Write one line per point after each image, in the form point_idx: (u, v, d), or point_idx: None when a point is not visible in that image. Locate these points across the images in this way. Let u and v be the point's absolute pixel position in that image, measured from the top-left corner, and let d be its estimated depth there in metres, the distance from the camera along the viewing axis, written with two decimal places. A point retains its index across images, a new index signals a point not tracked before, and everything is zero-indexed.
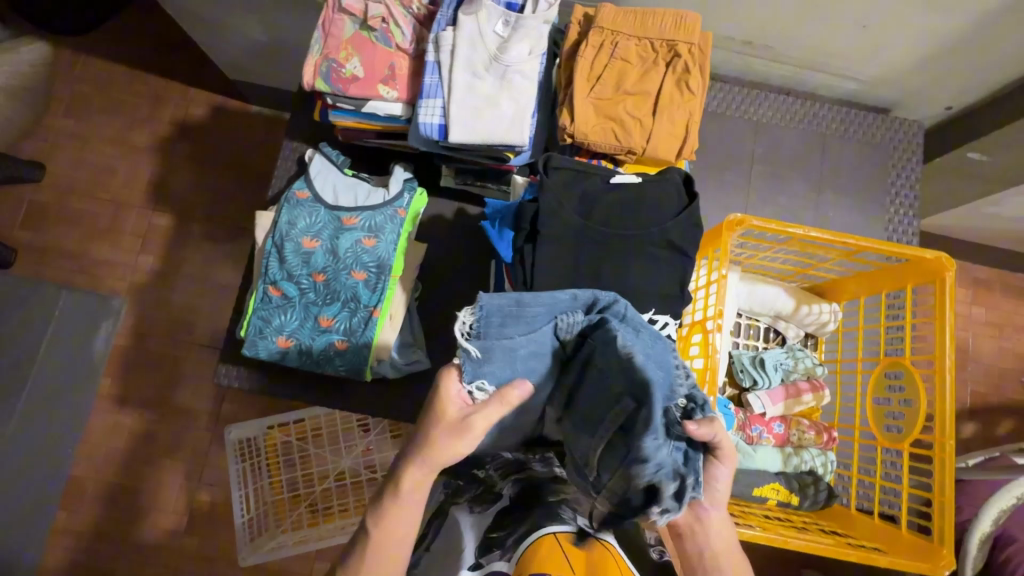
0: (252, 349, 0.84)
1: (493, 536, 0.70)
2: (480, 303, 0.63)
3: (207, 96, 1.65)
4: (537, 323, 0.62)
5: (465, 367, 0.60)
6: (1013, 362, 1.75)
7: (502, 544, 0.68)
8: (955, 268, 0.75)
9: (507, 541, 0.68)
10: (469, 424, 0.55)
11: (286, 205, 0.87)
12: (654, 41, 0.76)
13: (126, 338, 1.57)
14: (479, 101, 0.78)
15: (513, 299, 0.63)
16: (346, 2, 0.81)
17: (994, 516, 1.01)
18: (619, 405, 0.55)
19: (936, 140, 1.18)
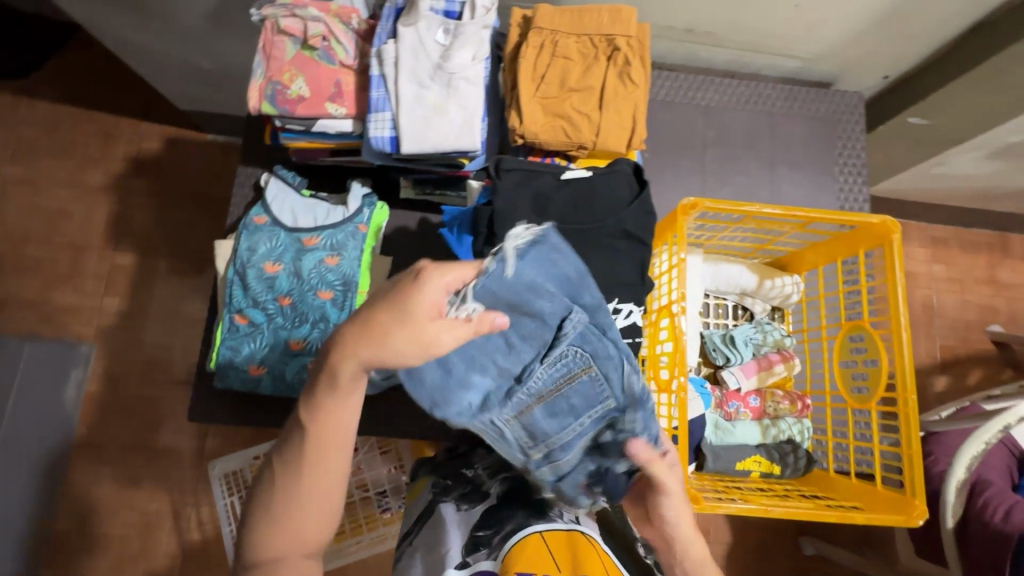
0: (224, 381, 0.83)
1: (478, 535, 0.71)
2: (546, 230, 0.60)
3: (159, 128, 1.62)
4: (557, 286, 0.63)
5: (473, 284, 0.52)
6: (975, 313, 1.82)
7: (488, 543, 0.70)
8: (900, 230, 0.77)
9: (493, 540, 0.70)
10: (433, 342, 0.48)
11: (245, 231, 0.86)
12: (593, 38, 0.78)
13: (98, 384, 1.53)
14: (428, 110, 0.78)
15: (563, 249, 0.62)
16: (284, 23, 0.80)
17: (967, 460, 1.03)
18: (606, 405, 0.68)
19: (879, 108, 1.23)
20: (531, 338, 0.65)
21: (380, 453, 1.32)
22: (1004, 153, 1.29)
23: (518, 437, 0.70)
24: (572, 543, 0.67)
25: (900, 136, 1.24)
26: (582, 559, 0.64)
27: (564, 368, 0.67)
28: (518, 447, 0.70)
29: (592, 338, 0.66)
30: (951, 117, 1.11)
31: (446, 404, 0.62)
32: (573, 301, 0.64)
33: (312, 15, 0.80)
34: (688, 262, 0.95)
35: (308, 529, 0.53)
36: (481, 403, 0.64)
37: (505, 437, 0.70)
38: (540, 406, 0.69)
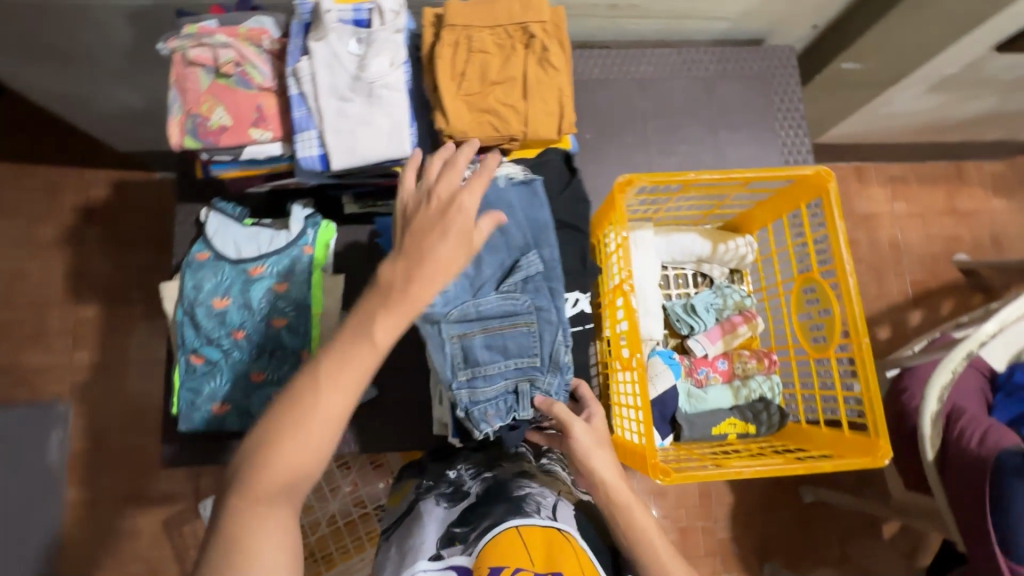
0: (189, 423, 0.82)
1: (455, 530, 0.74)
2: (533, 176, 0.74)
3: (106, 174, 1.58)
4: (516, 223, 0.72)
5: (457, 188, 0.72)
6: (941, 245, 1.85)
7: (464, 538, 0.71)
8: (835, 178, 0.78)
9: (470, 536, 0.71)
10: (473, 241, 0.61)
11: (189, 269, 0.84)
12: (507, 28, 0.77)
13: (82, 440, 1.51)
14: (353, 123, 0.77)
15: (535, 193, 0.73)
16: (192, 53, 0.78)
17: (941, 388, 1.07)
18: (535, 354, 0.69)
19: (815, 58, 1.23)
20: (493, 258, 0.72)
21: (373, 468, 1.33)
22: (943, 85, 1.30)
23: (453, 356, 0.67)
24: (548, 538, 0.67)
25: (838, 82, 1.25)
26: (557, 552, 0.65)
27: (512, 302, 0.69)
28: (450, 366, 0.68)
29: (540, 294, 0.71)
30: (882, 58, 1.12)
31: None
32: (537, 245, 0.73)
33: (221, 42, 0.78)
34: (640, 238, 0.96)
35: (316, 458, 0.55)
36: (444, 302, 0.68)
37: (440, 353, 0.68)
38: (481, 335, 0.68)
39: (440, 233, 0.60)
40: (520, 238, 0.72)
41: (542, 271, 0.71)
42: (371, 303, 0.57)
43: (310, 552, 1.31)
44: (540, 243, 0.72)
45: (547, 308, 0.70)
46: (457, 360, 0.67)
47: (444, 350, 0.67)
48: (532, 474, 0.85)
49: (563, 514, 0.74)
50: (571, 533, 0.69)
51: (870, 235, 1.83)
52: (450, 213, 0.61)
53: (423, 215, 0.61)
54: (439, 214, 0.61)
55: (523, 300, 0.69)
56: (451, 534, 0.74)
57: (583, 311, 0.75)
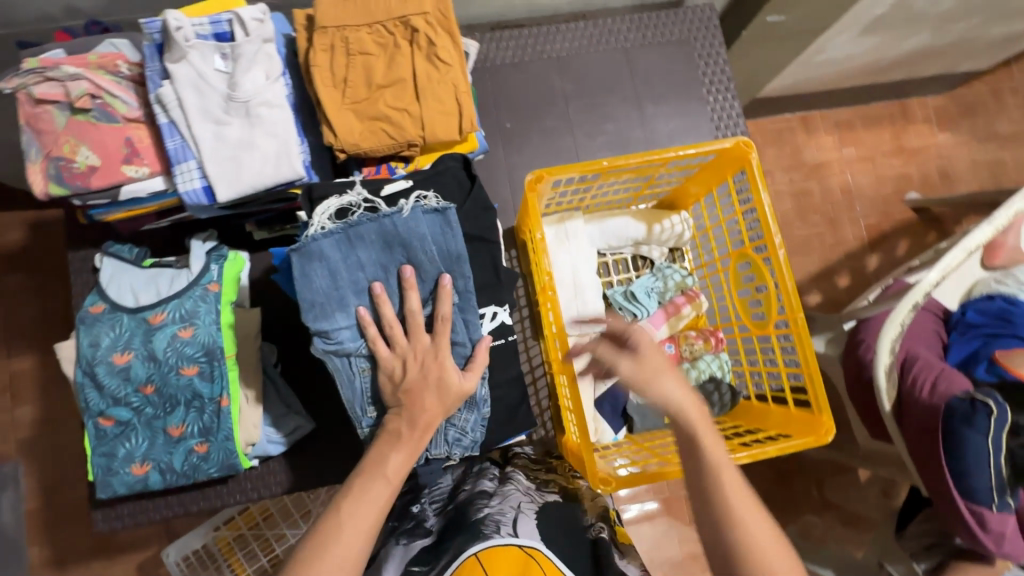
0: (108, 489, 0.77)
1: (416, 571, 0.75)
2: (448, 206, 0.62)
3: (16, 216, 1.46)
4: (429, 262, 0.62)
5: (368, 227, 0.61)
6: (891, 186, 1.84)
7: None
8: (755, 149, 0.75)
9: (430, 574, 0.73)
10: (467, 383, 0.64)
11: (83, 326, 0.77)
12: (386, 24, 0.71)
13: (37, 499, 1.44)
14: (234, 148, 0.70)
15: (450, 228, 0.63)
16: (37, 90, 0.69)
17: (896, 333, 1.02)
18: None
19: (740, 11, 1.18)
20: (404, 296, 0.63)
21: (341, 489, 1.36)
22: (874, 27, 1.27)
23: (364, 390, 0.65)
24: (511, 560, 0.70)
25: (766, 36, 1.19)
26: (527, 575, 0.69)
27: None
28: (360, 402, 0.65)
29: (457, 327, 0.65)
30: (806, 7, 1.07)
31: (321, 314, 0.60)
32: (451, 275, 0.63)
33: (69, 73, 0.70)
34: (570, 230, 0.91)
35: None
36: (351, 338, 0.62)
37: (349, 387, 0.65)
38: None
39: (430, 395, 0.62)
40: (432, 270, 0.63)
41: (458, 305, 0.65)
42: (381, 446, 0.61)
43: None
44: (457, 283, 0.64)
45: (463, 342, 0.66)
46: (369, 396, 0.65)
47: (354, 384, 0.65)
48: (491, 490, 0.85)
49: (525, 527, 0.75)
50: (532, 545, 0.73)
51: (822, 185, 1.82)
52: (435, 373, 0.62)
53: (410, 379, 0.62)
54: (423, 374, 0.62)
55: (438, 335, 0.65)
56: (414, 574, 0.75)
57: (503, 323, 0.72)
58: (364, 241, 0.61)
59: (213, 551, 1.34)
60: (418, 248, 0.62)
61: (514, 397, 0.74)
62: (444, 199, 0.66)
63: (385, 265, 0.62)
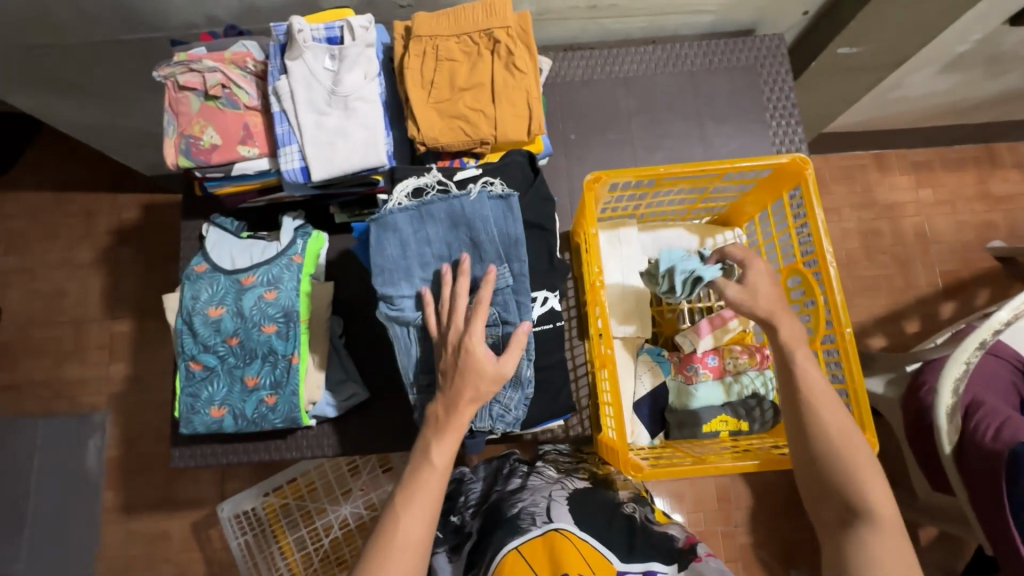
0: (190, 426, 0.88)
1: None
2: (511, 192, 0.68)
3: (136, 197, 1.69)
4: (491, 242, 0.67)
5: (439, 206, 0.67)
6: (972, 233, 1.74)
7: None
8: (812, 165, 0.76)
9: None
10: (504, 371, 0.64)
11: (188, 282, 0.89)
12: (472, 35, 0.80)
13: (117, 448, 1.60)
14: (331, 136, 0.80)
15: (512, 213, 0.67)
16: (182, 79, 0.83)
17: (958, 374, 0.97)
18: None
19: (811, 44, 1.20)
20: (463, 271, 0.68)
21: (382, 471, 1.45)
22: (956, 65, 1.24)
23: (419, 358, 0.70)
24: (548, 545, 0.76)
25: (838, 68, 1.20)
26: (563, 554, 0.74)
27: None
28: (414, 367, 0.70)
29: (509, 307, 0.68)
30: (879, 41, 1.07)
31: (389, 280, 0.66)
32: (509, 258, 0.67)
33: (208, 67, 0.83)
34: (623, 236, 0.95)
35: None
36: (413, 304, 0.67)
37: (406, 353, 0.70)
38: None
39: (468, 379, 0.62)
40: (492, 252, 0.67)
41: (511, 285, 0.68)
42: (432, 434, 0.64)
43: (325, 553, 1.41)
44: (513, 263, 0.67)
45: (513, 321, 0.68)
46: (423, 364, 0.70)
47: (410, 351, 0.69)
48: (522, 486, 0.90)
49: (558, 511, 0.81)
50: (567, 528, 0.78)
51: (893, 225, 1.75)
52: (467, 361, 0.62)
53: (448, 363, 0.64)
54: (456, 365, 0.63)
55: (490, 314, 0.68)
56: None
57: (554, 310, 0.75)
58: (434, 219, 0.67)
59: (261, 517, 1.44)
60: (481, 229, 0.67)
61: (554, 382, 0.78)
62: (509, 187, 0.71)
63: (450, 242, 0.68)
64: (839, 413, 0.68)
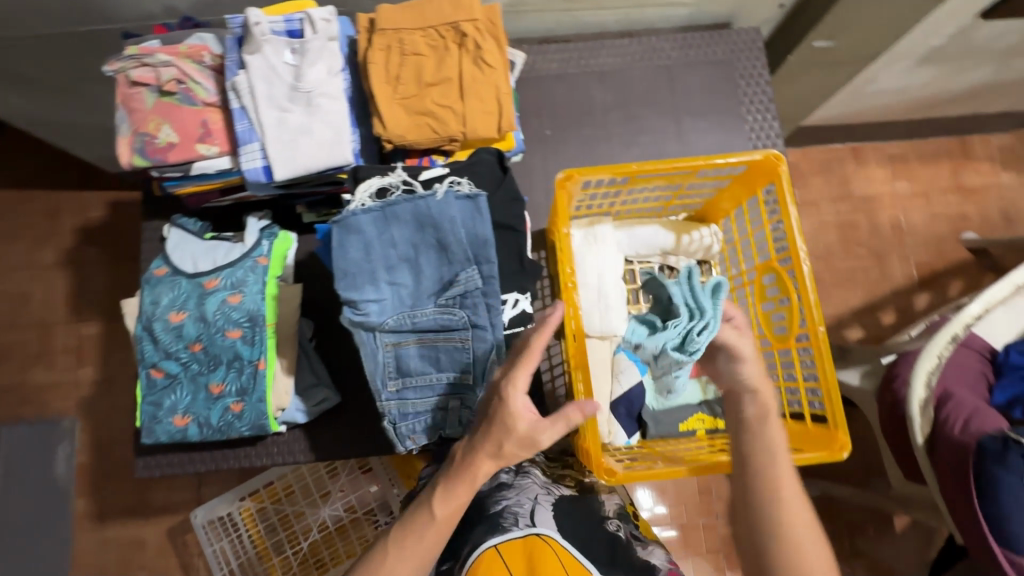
0: (153, 435, 0.85)
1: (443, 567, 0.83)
2: (479, 191, 0.65)
3: (101, 195, 1.63)
4: (459, 244, 0.64)
5: (403, 206, 0.64)
6: (946, 224, 1.77)
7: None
8: (785, 161, 0.76)
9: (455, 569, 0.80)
10: (536, 440, 0.61)
11: (147, 285, 0.86)
12: (439, 28, 0.77)
13: (87, 454, 1.55)
14: (293, 133, 0.77)
15: (481, 214, 0.65)
16: (135, 74, 0.79)
17: (929, 368, 0.99)
18: (465, 375, 0.68)
19: (787, 37, 1.19)
20: (431, 274, 0.66)
21: (361, 473, 1.42)
22: (931, 58, 1.24)
23: (386, 365, 0.67)
24: (528, 549, 0.76)
25: (815, 62, 1.19)
26: (543, 562, 0.75)
27: (446, 323, 0.66)
28: (381, 374, 0.68)
29: (478, 310, 0.66)
30: (855, 34, 1.06)
31: (353, 284, 0.64)
32: (478, 260, 0.65)
33: (162, 61, 0.79)
34: (598, 234, 0.94)
35: None
36: (377, 308, 0.65)
37: (373, 360, 0.67)
38: (417, 343, 0.67)
39: (495, 429, 0.61)
40: (460, 254, 0.65)
41: (481, 287, 0.65)
42: (449, 479, 0.63)
43: (304, 556, 1.40)
44: (483, 266, 0.65)
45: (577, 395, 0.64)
46: (390, 369, 0.68)
47: (377, 357, 0.67)
48: (508, 482, 0.87)
49: (542, 516, 0.81)
50: (549, 534, 0.78)
51: (870, 217, 1.76)
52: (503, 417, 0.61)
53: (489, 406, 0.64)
54: (491, 411, 0.63)
55: (460, 317, 0.66)
56: (440, 570, 0.83)
57: (525, 311, 0.73)
58: (400, 220, 0.64)
59: (236, 521, 1.40)
60: (449, 232, 0.64)
61: None
62: (476, 186, 0.69)
63: (416, 244, 0.65)
64: (802, 514, 0.61)
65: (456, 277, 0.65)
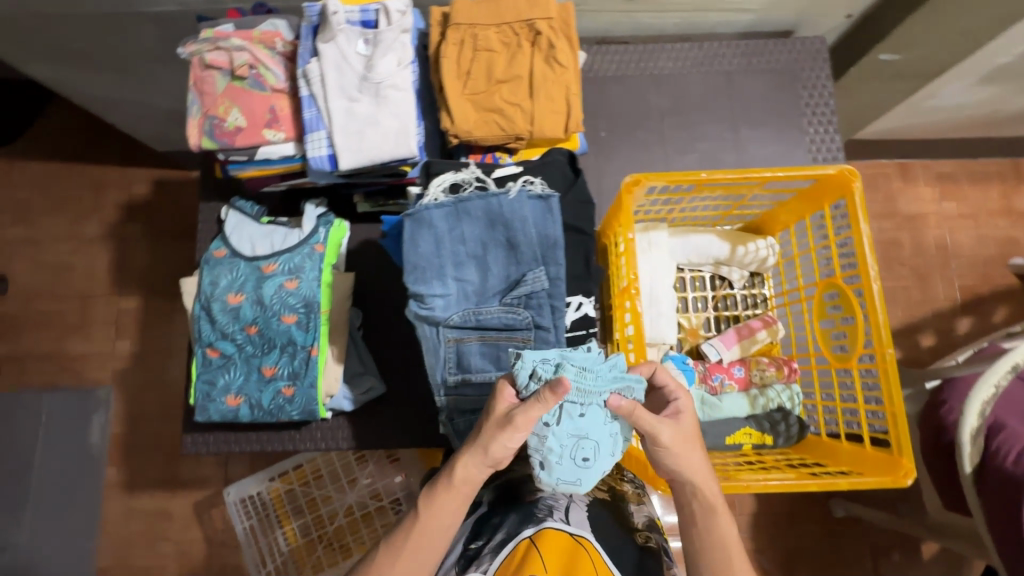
0: (205, 414, 0.86)
1: (471, 548, 0.74)
2: (551, 192, 0.65)
3: (146, 172, 1.66)
4: (529, 244, 0.64)
5: (474, 201, 0.64)
6: (994, 248, 1.71)
7: (479, 556, 0.72)
8: (860, 178, 0.74)
9: (483, 553, 0.72)
10: (512, 421, 0.59)
11: (206, 266, 0.87)
12: (513, 25, 0.76)
13: (120, 425, 1.58)
14: (361, 123, 0.78)
15: (552, 216, 0.65)
16: (209, 57, 0.80)
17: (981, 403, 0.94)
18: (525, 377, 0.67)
19: (849, 48, 1.16)
20: (499, 273, 0.66)
21: (389, 462, 1.43)
22: (993, 77, 1.20)
23: (447, 361, 0.67)
24: (566, 549, 0.70)
25: (876, 75, 1.16)
26: (577, 564, 0.68)
27: (511, 322, 0.66)
28: (442, 368, 0.67)
29: (543, 311, 0.66)
30: (924, 49, 1.03)
31: (420, 278, 0.64)
32: (546, 261, 0.65)
33: (236, 45, 0.80)
34: (652, 239, 0.92)
35: None
36: (444, 303, 0.65)
37: (433, 353, 0.67)
38: (479, 341, 0.67)
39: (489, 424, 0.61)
40: (528, 254, 0.65)
41: (548, 289, 0.65)
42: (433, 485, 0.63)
43: (329, 540, 1.42)
44: (551, 267, 0.65)
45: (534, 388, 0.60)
46: (451, 365, 0.67)
47: (439, 352, 0.67)
48: None
49: (577, 515, 0.74)
50: (584, 536, 0.71)
51: (914, 236, 1.71)
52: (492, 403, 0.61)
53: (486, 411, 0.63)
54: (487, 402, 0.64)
55: (524, 317, 0.66)
56: (467, 553, 0.73)
57: (587, 316, 0.71)
58: (471, 217, 0.64)
59: (265, 501, 1.44)
60: (518, 231, 0.64)
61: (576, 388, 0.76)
62: (549, 187, 0.68)
63: (486, 241, 0.65)
64: None
65: (524, 277, 0.65)
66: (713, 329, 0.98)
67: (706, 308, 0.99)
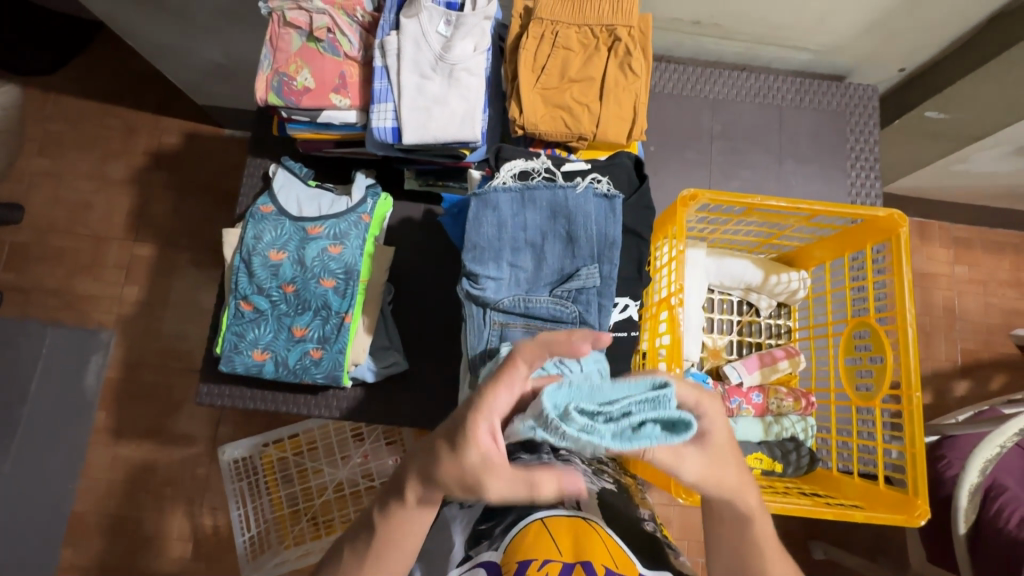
0: (230, 365, 0.86)
1: (480, 527, 0.70)
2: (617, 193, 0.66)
3: (179, 122, 1.65)
4: (586, 240, 0.65)
5: (541, 189, 0.65)
6: (999, 316, 1.74)
7: (490, 534, 0.68)
8: (908, 224, 0.75)
9: (495, 531, 0.68)
10: (484, 485, 0.47)
11: (252, 220, 0.88)
12: (594, 28, 0.79)
13: (116, 370, 1.56)
14: (429, 101, 0.79)
15: (613, 216, 0.66)
16: (290, 15, 0.81)
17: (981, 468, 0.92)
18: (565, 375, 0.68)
19: (896, 101, 1.18)
20: (553, 264, 0.67)
21: (385, 443, 1.41)
22: None
23: (489, 341, 0.67)
24: (577, 531, 0.65)
25: (918, 130, 1.18)
26: (587, 543, 0.64)
27: (557, 313, 0.67)
28: (481, 353, 0.67)
29: (590, 307, 0.66)
30: (971, 112, 1.06)
31: (478, 258, 0.66)
32: (601, 258, 0.66)
33: (318, 7, 0.81)
34: (691, 255, 0.93)
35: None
36: (497, 285, 0.66)
37: (476, 334, 0.68)
38: (524, 329, 0.67)
39: (449, 463, 0.48)
40: (585, 250, 0.66)
41: (598, 286, 0.66)
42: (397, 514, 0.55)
43: (313, 515, 1.41)
44: (604, 265, 0.66)
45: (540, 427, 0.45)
46: (492, 349, 0.67)
47: (482, 333, 0.67)
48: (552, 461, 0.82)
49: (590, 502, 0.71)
50: (596, 520, 0.67)
51: (924, 294, 1.74)
52: (457, 444, 0.47)
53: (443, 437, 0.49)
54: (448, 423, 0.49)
55: (571, 311, 0.66)
56: (476, 530, 0.71)
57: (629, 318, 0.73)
58: (535, 204, 0.66)
59: (256, 465, 1.43)
60: (577, 225, 0.65)
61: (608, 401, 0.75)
62: (614, 187, 0.70)
63: (545, 231, 0.66)
64: None
65: (576, 270, 0.66)
66: (735, 352, 0.99)
67: (731, 332, 1.00)
